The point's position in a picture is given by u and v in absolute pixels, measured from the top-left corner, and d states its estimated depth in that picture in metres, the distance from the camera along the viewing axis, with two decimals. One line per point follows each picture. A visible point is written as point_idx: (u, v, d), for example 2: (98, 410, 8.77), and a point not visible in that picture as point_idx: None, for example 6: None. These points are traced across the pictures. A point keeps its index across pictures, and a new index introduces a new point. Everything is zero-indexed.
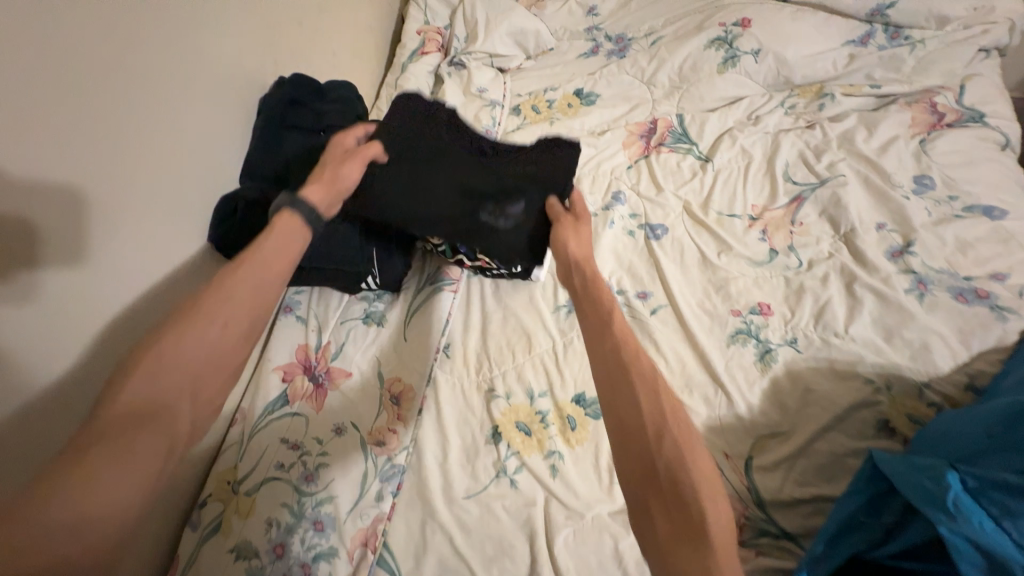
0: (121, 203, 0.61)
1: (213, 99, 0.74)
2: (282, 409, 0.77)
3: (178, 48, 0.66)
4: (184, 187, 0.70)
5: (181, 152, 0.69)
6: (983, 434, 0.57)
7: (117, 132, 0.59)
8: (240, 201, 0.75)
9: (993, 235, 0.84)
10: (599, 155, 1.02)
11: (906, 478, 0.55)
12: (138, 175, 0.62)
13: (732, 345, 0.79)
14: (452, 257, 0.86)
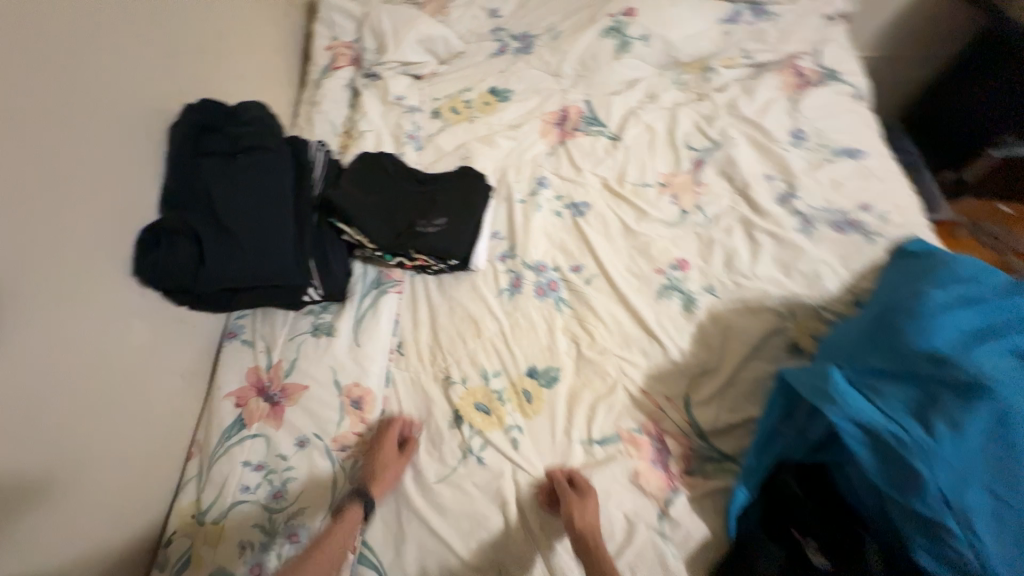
0: (29, 260, 0.55)
1: (119, 130, 0.68)
2: (239, 434, 0.77)
3: (73, 79, 0.61)
4: (100, 236, 0.64)
5: (92, 195, 0.63)
6: (858, 335, 0.68)
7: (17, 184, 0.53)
8: (160, 231, 0.72)
9: (857, 173, 0.98)
10: (521, 148, 1.10)
11: (803, 382, 0.64)
12: (58, 289, 0.59)
13: (660, 300, 0.88)
14: (392, 260, 0.89)
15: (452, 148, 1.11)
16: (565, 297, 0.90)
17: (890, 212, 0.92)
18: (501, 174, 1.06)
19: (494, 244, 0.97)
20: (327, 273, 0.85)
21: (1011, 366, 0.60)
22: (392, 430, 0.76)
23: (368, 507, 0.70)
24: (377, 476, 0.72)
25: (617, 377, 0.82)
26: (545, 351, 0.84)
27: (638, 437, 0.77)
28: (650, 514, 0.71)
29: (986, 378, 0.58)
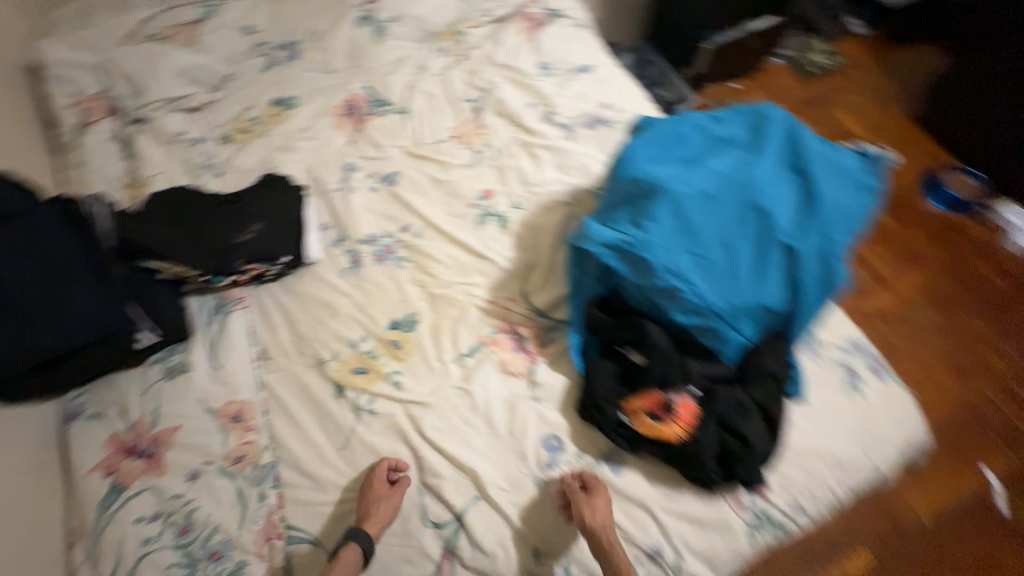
0: None
1: None
2: (120, 498, 0.75)
3: None
4: None
5: None
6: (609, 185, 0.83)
7: None
8: None
9: (594, 81, 1.23)
10: (322, 144, 1.17)
11: (574, 235, 0.79)
12: None
13: (481, 227, 1.03)
14: (225, 280, 0.91)
15: (252, 165, 1.13)
16: (403, 255, 1.01)
17: (623, 103, 1.18)
18: (310, 173, 1.12)
19: (325, 234, 1.03)
20: (156, 313, 0.84)
21: (694, 166, 0.76)
22: (382, 471, 0.76)
23: (365, 541, 0.70)
24: (371, 513, 0.72)
25: (465, 299, 0.95)
26: (400, 303, 0.94)
27: (497, 336, 0.91)
28: (523, 387, 0.85)
29: (671, 180, 0.73)
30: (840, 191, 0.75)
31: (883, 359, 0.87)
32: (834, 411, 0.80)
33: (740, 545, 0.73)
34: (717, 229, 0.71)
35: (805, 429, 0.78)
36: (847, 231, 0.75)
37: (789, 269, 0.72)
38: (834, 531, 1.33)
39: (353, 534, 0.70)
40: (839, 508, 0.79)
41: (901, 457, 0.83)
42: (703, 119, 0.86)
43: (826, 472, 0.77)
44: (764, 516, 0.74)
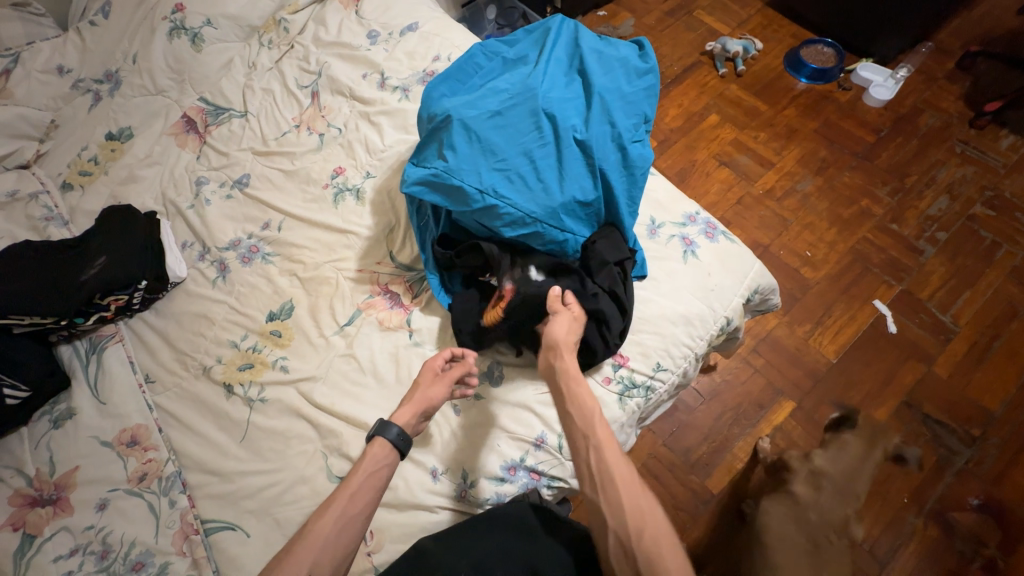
0: None
1: None
2: (34, 546, 0.77)
3: None
4: None
5: None
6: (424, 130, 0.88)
7: None
8: None
9: (421, 37, 1.24)
10: (168, 167, 1.15)
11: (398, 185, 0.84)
12: None
13: (339, 204, 1.06)
14: (89, 320, 0.92)
15: (99, 205, 1.10)
16: (269, 251, 1.03)
17: (452, 50, 1.20)
18: (162, 198, 1.11)
19: (189, 252, 1.04)
20: (19, 368, 0.85)
21: (483, 91, 0.81)
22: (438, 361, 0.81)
23: (396, 432, 0.73)
24: (416, 397, 0.77)
25: (336, 275, 0.98)
26: (274, 296, 0.97)
27: (372, 300, 0.95)
28: (403, 338, 0.90)
29: (461, 109, 0.78)
30: (618, 79, 0.81)
31: (715, 223, 0.98)
32: (674, 277, 0.91)
33: (614, 413, 0.84)
34: (514, 142, 0.77)
35: (650, 300, 0.89)
36: (634, 114, 0.81)
37: (588, 162, 0.79)
38: (758, 393, 1.47)
39: (381, 429, 0.73)
40: (698, 359, 0.91)
41: (744, 302, 0.94)
42: (495, 44, 0.90)
43: (676, 331, 0.88)
44: (630, 381, 0.85)
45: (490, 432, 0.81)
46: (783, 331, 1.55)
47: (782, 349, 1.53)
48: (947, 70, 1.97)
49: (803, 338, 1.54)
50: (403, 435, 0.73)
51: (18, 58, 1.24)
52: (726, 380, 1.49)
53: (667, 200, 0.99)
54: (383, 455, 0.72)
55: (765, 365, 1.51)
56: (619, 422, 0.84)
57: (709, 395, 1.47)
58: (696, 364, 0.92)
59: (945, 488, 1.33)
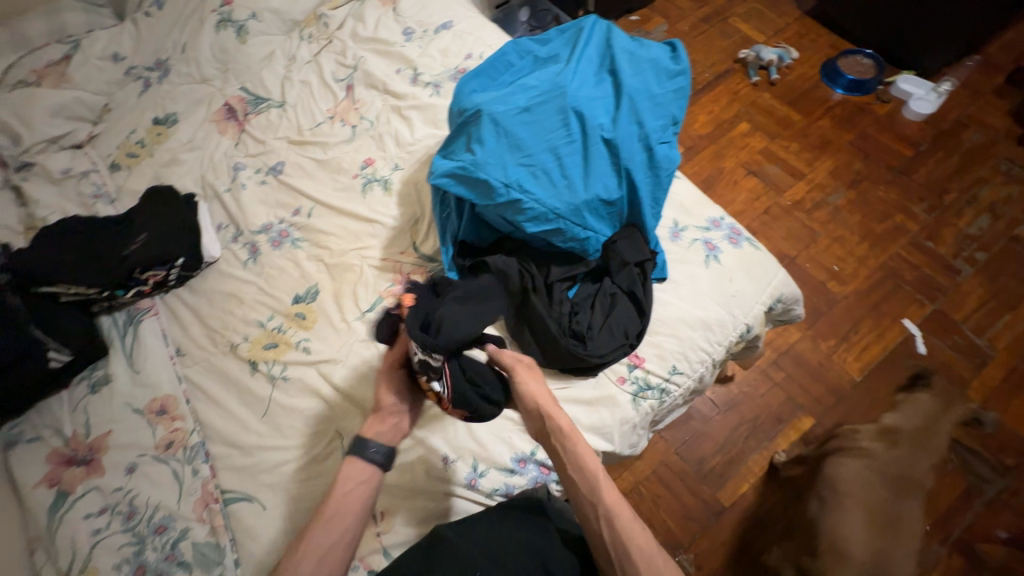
0: None
1: None
2: (68, 502, 0.82)
3: None
4: None
5: None
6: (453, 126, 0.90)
7: None
8: None
9: (455, 35, 1.27)
10: (208, 152, 1.20)
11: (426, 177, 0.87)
12: None
13: (367, 194, 1.09)
14: (128, 293, 0.97)
15: (143, 185, 1.16)
16: (298, 236, 1.06)
17: (484, 49, 1.23)
18: (201, 181, 1.16)
19: (223, 233, 1.08)
20: (62, 334, 0.89)
21: (513, 87, 0.82)
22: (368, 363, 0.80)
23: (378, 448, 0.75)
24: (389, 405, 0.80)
25: (361, 263, 1.01)
26: (300, 279, 1.00)
27: (394, 289, 0.97)
28: None
29: (491, 104, 0.79)
30: (649, 80, 0.81)
31: (739, 229, 0.97)
32: (695, 281, 0.90)
33: (627, 414, 0.83)
34: (541, 139, 0.78)
35: (670, 302, 0.88)
36: (663, 115, 0.81)
37: (614, 161, 0.79)
38: (777, 406, 1.43)
39: (359, 447, 0.75)
40: (715, 364, 0.90)
41: (766, 309, 0.92)
42: (526, 42, 0.91)
43: (694, 334, 0.87)
44: (645, 383, 0.84)
45: (501, 422, 0.82)
46: (806, 346, 1.51)
47: (804, 364, 1.49)
48: (995, 85, 1.89)
49: (827, 354, 1.50)
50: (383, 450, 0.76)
51: (78, 44, 1.32)
52: (744, 392, 1.46)
53: (691, 204, 0.99)
54: (365, 471, 0.75)
55: (785, 379, 1.47)
56: (632, 423, 0.84)
57: (726, 406, 1.44)
58: (713, 370, 0.91)
59: (972, 518, 1.27)
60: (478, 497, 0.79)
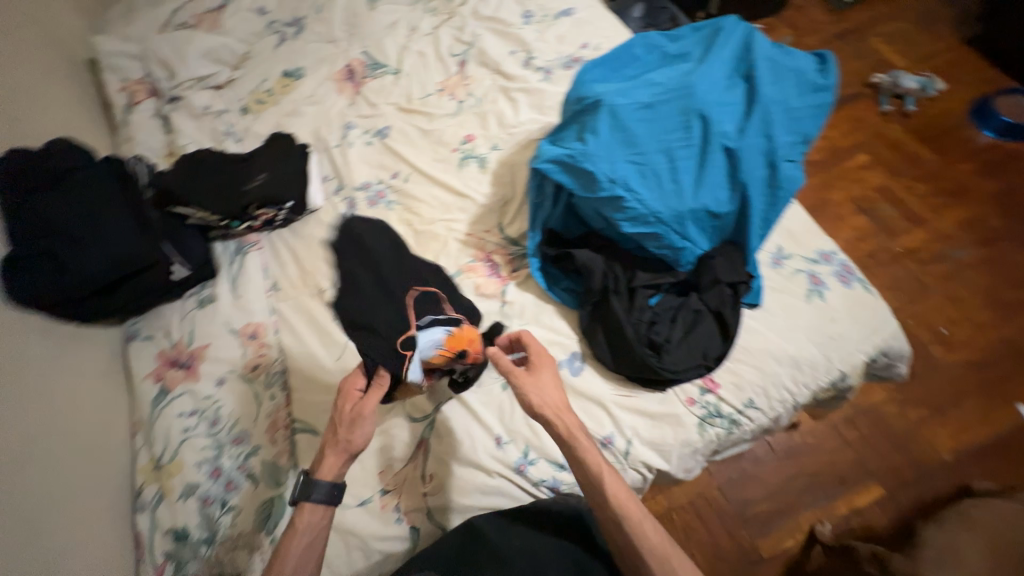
0: None
1: None
2: (167, 398, 0.92)
3: None
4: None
5: None
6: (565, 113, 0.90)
7: None
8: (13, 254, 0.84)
9: (574, 24, 1.26)
10: (325, 108, 1.28)
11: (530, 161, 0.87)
12: None
13: (463, 168, 1.11)
14: (241, 225, 1.06)
15: (267, 130, 1.27)
16: (393, 198, 1.11)
17: (602, 41, 1.20)
18: (315, 134, 1.24)
19: (327, 185, 1.15)
20: (187, 252, 1.01)
21: (637, 82, 0.79)
22: (355, 388, 0.74)
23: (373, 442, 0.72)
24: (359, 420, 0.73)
25: (446, 234, 1.04)
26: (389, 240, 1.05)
27: (473, 265, 0.99)
28: (495, 306, 0.94)
29: (612, 96, 0.77)
30: (787, 91, 0.75)
31: (852, 267, 0.88)
32: (792, 314, 0.83)
33: (690, 437, 0.79)
34: (657, 139, 0.75)
35: (759, 332, 0.83)
36: (795, 130, 0.75)
37: (731, 173, 0.75)
38: (843, 466, 1.31)
39: (303, 492, 0.69)
40: (796, 407, 0.83)
41: (868, 360, 0.83)
42: (657, 37, 0.88)
43: (779, 370, 0.81)
44: (715, 409, 0.80)
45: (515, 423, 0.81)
46: (891, 409, 1.36)
47: (885, 428, 1.34)
48: None
49: (914, 423, 1.34)
50: (334, 491, 0.69)
51: None
52: (807, 442, 1.34)
53: (801, 231, 0.91)
54: (317, 519, 0.69)
55: (859, 439, 1.33)
56: (693, 447, 0.80)
57: (784, 452, 1.33)
58: (792, 412, 0.84)
59: None
60: (523, 483, 0.79)
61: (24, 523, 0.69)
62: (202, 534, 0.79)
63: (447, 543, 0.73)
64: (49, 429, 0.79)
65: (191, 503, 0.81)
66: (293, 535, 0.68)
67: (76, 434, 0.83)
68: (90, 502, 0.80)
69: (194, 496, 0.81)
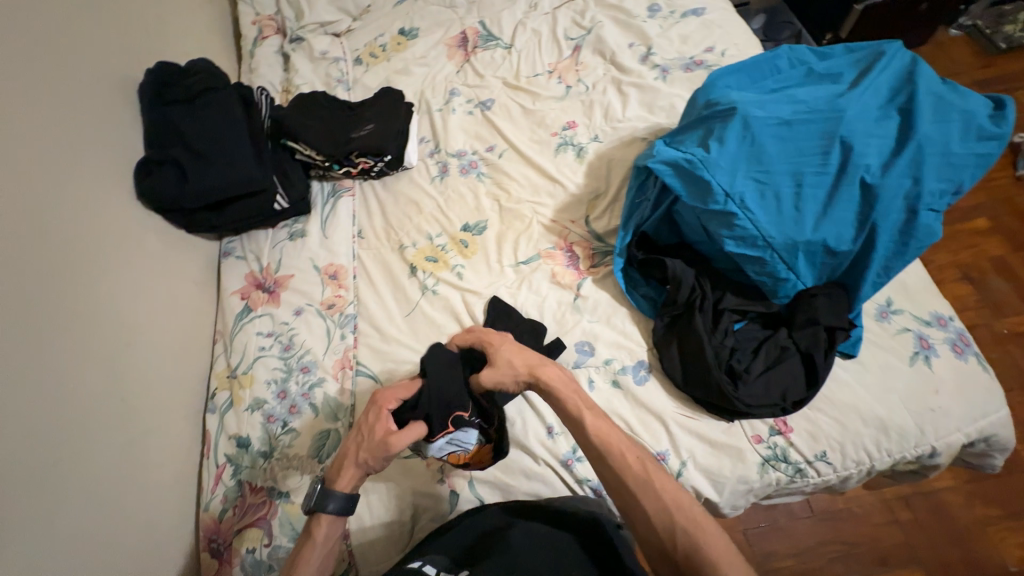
0: (51, 203, 0.74)
1: (90, 104, 0.87)
2: (249, 315, 0.98)
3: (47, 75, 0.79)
4: (101, 195, 0.85)
5: (81, 159, 0.82)
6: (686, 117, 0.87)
7: (29, 154, 0.72)
8: (153, 161, 0.96)
9: (702, 25, 1.19)
10: (433, 72, 1.30)
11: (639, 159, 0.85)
12: (70, 230, 0.76)
13: (558, 154, 1.09)
14: (341, 170, 1.11)
15: (375, 84, 1.30)
16: (484, 171, 1.11)
17: (730, 47, 1.14)
18: (419, 95, 1.26)
19: (422, 146, 1.17)
20: (290, 186, 1.05)
21: (777, 96, 0.76)
22: (387, 412, 0.72)
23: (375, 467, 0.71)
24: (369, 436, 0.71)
25: (531, 216, 1.02)
26: (474, 211, 1.05)
27: (553, 252, 0.98)
28: (568, 298, 0.92)
29: (748, 105, 0.74)
30: (950, 133, 0.68)
31: (969, 338, 0.80)
32: (889, 375, 0.77)
33: (749, 475, 0.76)
34: (786, 160, 0.72)
35: (848, 384, 0.77)
36: (948, 177, 0.67)
37: (862, 211, 0.69)
38: (887, 545, 1.20)
39: (318, 505, 0.70)
40: (870, 472, 0.77)
41: (966, 443, 0.76)
42: (805, 52, 0.83)
43: (862, 429, 0.75)
44: (782, 453, 0.76)
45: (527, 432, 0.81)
46: (956, 499, 1.23)
47: (946, 518, 1.21)
48: None
49: (980, 521, 1.21)
50: (346, 506, 0.70)
51: None
52: (853, 511, 1.23)
53: (918, 288, 0.84)
54: (333, 532, 0.70)
55: (912, 523, 1.21)
56: (750, 485, 0.76)
57: (824, 514, 1.24)
58: (864, 476, 0.78)
59: None
60: (566, 476, 0.79)
61: (117, 399, 0.76)
62: (261, 447, 0.84)
63: (457, 529, 0.73)
64: (148, 321, 0.87)
65: (257, 417, 0.87)
66: (312, 546, 0.70)
67: (170, 330, 0.91)
68: (171, 392, 0.87)
69: (260, 411, 0.87)
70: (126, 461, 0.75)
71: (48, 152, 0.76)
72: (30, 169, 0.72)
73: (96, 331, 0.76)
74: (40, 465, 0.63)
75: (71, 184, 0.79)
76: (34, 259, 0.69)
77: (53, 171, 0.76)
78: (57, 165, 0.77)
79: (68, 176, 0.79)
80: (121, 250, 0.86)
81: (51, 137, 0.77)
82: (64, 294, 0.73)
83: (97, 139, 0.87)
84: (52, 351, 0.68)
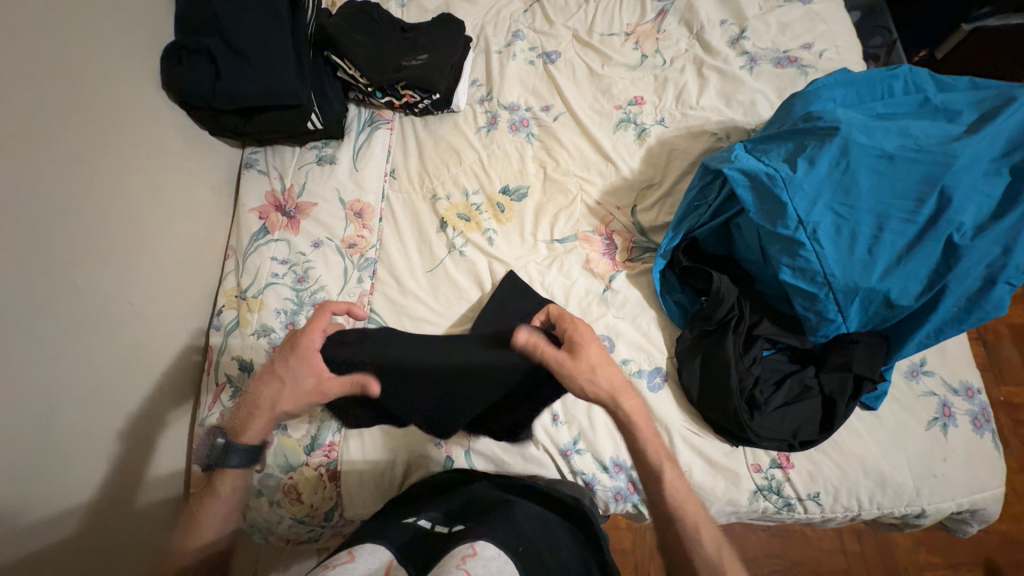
0: (62, 84, 0.68)
1: None
2: (265, 237, 0.93)
3: None
4: (120, 83, 0.78)
5: (99, 41, 0.75)
6: (776, 122, 0.79)
7: (40, 29, 0.66)
8: (183, 50, 0.88)
9: (806, 16, 1.06)
10: (499, 5, 1.16)
11: (711, 157, 0.79)
12: (82, 116, 0.70)
13: (617, 132, 1.00)
14: (383, 99, 1.02)
15: (432, 5, 1.16)
16: (535, 132, 1.02)
17: (829, 49, 1.02)
18: (479, 30, 1.13)
19: (473, 90, 1.07)
20: (327, 106, 0.96)
21: (887, 124, 0.69)
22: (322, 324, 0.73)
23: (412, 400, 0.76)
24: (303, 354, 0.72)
25: (576, 192, 0.96)
26: (517, 173, 0.98)
27: (591, 236, 0.92)
28: (597, 287, 0.88)
29: (853, 128, 0.68)
30: None
31: (990, 414, 0.79)
32: (902, 433, 0.77)
33: (740, 499, 0.76)
34: (875, 197, 0.67)
35: (860, 435, 0.77)
36: None
37: (937, 270, 0.65)
38: (828, 570, 1.24)
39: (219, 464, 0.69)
40: (853, 519, 0.78)
41: (955, 511, 0.76)
42: (925, 78, 0.76)
43: (861, 480, 0.75)
44: (778, 486, 0.76)
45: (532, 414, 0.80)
46: (903, 541, 1.27)
47: (889, 557, 1.26)
48: None
49: (921, 566, 1.26)
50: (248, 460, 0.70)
51: None
52: (805, 533, 1.28)
53: (956, 354, 0.81)
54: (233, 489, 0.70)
55: (857, 555, 1.26)
56: (738, 509, 0.77)
57: (777, 530, 1.28)
58: (846, 522, 0.79)
59: None
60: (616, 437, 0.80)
61: (124, 304, 0.74)
62: None
63: (451, 492, 0.71)
64: (162, 226, 0.82)
65: (263, 345, 0.85)
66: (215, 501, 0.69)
67: (182, 240, 0.86)
68: (179, 302, 0.85)
69: (267, 340, 0.85)
70: (128, 368, 0.74)
71: (59, 30, 0.69)
72: (42, 45, 0.66)
73: (104, 232, 0.72)
74: (34, 364, 0.60)
75: (79, 65, 0.71)
76: (30, 144, 0.63)
77: (63, 52, 0.69)
78: (66, 45, 0.69)
79: (71, 52, 0.70)
80: (136, 145, 0.79)
81: (56, 11, 0.69)
82: (66, 188, 0.67)
83: (113, 17, 0.78)
84: (55, 248, 0.65)
